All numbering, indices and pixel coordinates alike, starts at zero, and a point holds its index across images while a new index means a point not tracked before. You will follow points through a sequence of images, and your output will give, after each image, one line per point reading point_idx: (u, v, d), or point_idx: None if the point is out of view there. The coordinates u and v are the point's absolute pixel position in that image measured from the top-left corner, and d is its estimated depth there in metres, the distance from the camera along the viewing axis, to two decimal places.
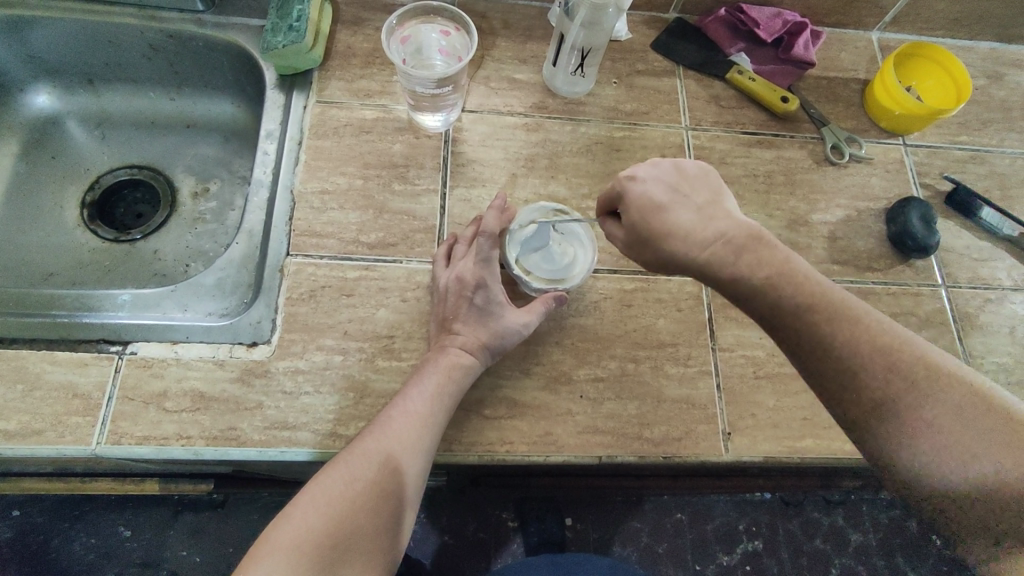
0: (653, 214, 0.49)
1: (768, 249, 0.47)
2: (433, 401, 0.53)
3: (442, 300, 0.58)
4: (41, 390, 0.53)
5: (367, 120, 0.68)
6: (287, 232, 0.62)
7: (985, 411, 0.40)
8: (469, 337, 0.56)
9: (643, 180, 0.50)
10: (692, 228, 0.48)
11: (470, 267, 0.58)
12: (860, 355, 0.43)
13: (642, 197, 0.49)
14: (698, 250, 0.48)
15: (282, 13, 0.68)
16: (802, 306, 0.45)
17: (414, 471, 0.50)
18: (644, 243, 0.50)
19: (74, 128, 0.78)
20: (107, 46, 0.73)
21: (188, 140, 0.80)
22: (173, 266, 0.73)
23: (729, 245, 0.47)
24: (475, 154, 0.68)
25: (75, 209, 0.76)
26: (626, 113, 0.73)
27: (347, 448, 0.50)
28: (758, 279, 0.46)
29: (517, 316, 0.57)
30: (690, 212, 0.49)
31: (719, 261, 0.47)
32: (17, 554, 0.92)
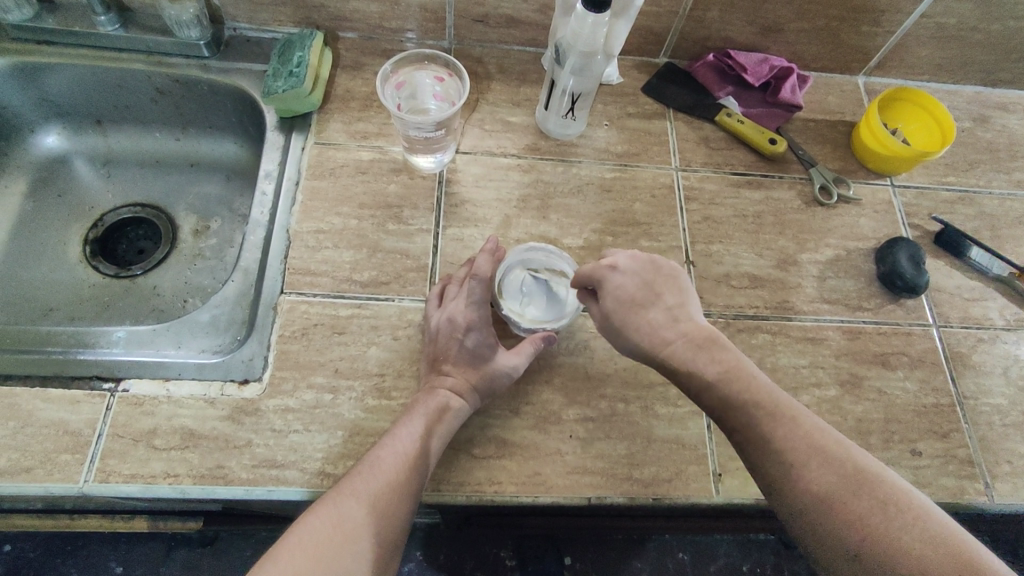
0: (628, 307, 0.54)
1: (720, 349, 0.53)
2: (420, 441, 0.53)
3: (431, 343, 0.59)
4: (32, 427, 0.54)
5: (364, 161, 0.70)
6: (281, 271, 0.63)
7: (904, 510, 0.43)
8: (458, 380, 0.56)
9: (622, 271, 0.55)
10: (659, 323, 0.54)
11: (461, 309, 0.59)
12: (798, 450, 0.47)
13: (619, 289, 0.55)
14: (662, 346, 0.53)
15: (283, 60, 0.71)
16: (743, 400, 0.50)
17: (404, 511, 0.50)
18: (617, 329, 0.55)
19: (81, 167, 0.81)
20: (116, 89, 0.76)
21: (192, 179, 0.82)
22: (172, 301, 0.74)
23: (688, 343, 0.53)
24: (468, 194, 0.70)
25: (78, 245, 0.77)
26: (617, 154, 0.74)
27: (336, 487, 0.50)
28: (708, 373, 0.51)
29: (508, 357, 0.58)
30: (660, 313, 0.54)
31: (680, 356, 0.52)
32: None
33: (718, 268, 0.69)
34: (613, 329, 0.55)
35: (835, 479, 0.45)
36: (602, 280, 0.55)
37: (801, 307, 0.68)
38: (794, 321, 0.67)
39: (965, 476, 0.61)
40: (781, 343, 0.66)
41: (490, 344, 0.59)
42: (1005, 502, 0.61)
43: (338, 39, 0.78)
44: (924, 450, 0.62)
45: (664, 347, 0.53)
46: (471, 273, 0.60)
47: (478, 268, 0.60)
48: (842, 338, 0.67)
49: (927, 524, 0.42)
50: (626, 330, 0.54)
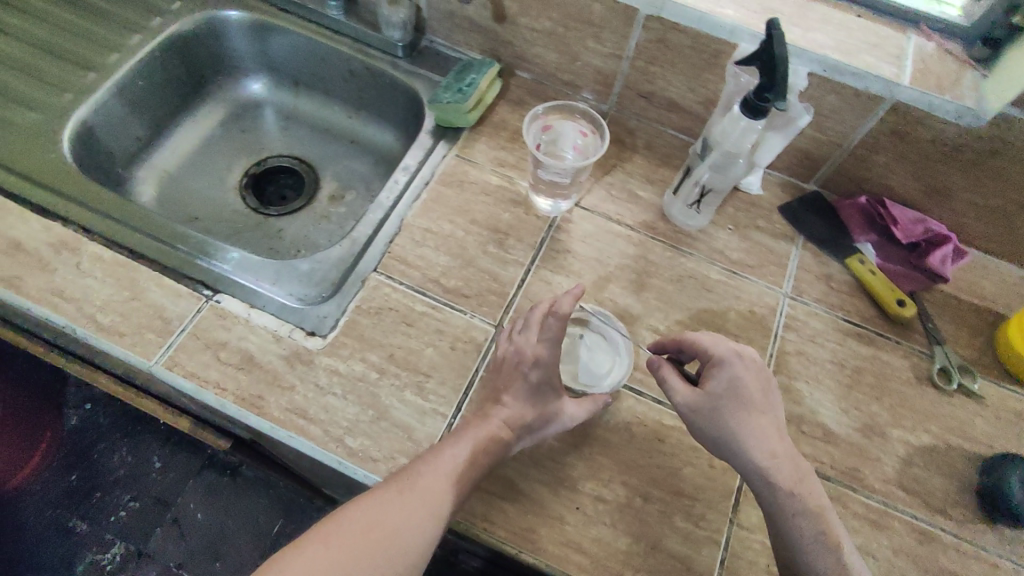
0: (744, 400, 0.54)
1: (816, 487, 0.53)
2: (462, 466, 0.53)
3: (497, 367, 0.60)
4: (139, 302, 0.62)
5: (491, 184, 0.75)
6: (382, 252, 0.68)
7: None
8: (513, 412, 0.57)
9: (748, 366, 0.56)
10: (772, 434, 0.54)
11: (531, 343, 0.59)
12: None
13: (741, 379, 0.55)
14: (767, 454, 0.53)
15: (458, 77, 0.78)
16: (825, 551, 0.50)
17: (430, 532, 0.50)
18: (720, 415, 0.54)
19: (267, 114, 0.93)
20: (320, 62, 0.88)
21: (347, 153, 0.92)
22: (287, 247, 0.83)
23: (791, 466, 0.53)
24: (571, 245, 0.71)
25: (238, 175, 0.89)
26: (730, 259, 0.73)
27: (375, 488, 0.52)
28: (804, 505, 0.51)
29: (565, 407, 0.58)
30: (770, 420, 0.55)
31: (779, 474, 0.52)
32: (73, 445, 1.23)
33: (795, 407, 0.64)
34: (711, 412, 0.54)
35: None
36: (724, 361, 0.56)
37: (872, 484, 0.61)
38: (859, 495, 0.60)
39: None
40: (836, 511, 0.59)
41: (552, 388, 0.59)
42: None
43: (512, 76, 0.84)
44: None
45: (773, 458, 0.52)
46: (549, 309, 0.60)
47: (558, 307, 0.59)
48: (908, 535, 0.59)
49: None
50: (730, 419, 0.54)
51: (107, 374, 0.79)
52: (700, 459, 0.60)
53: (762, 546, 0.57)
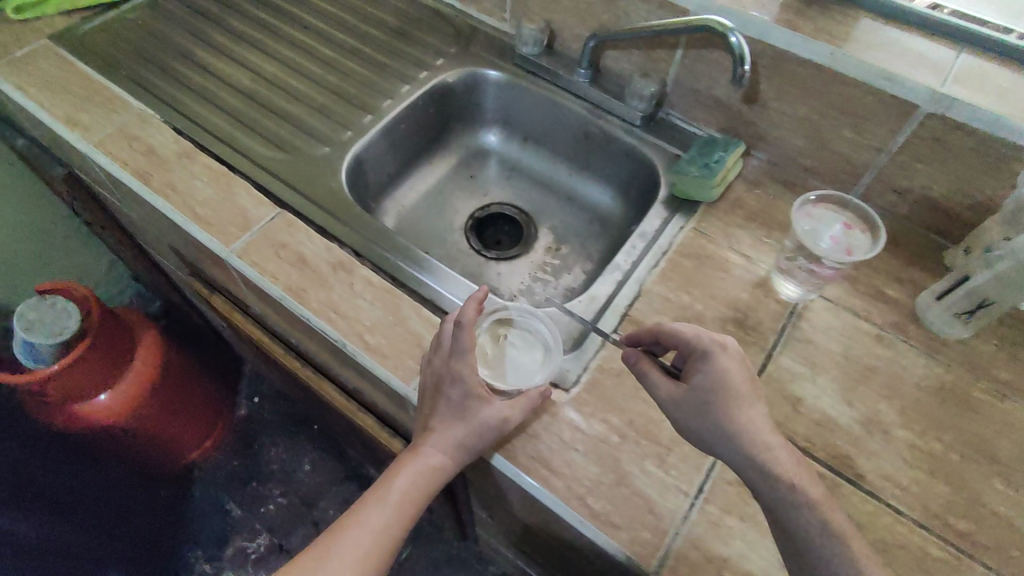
0: (734, 398, 0.53)
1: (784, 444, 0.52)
2: (395, 499, 0.61)
3: (422, 391, 0.62)
4: (401, 329, 0.66)
5: (730, 261, 0.74)
6: (621, 314, 0.69)
7: None
8: (441, 436, 0.59)
9: (733, 358, 0.55)
10: (728, 408, 0.53)
11: (446, 362, 0.60)
12: None
13: (730, 373, 0.54)
14: (763, 455, 0.51)
15: (703, 152, 0.79)
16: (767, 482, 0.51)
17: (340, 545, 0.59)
18: (704, 407, 0.54)
19: (493, 164, 1.00)
20: (556, 122, 0.93)
21: (564, 208, 0.96)
22: (505, 291, 0.87)
23: (767, 420, 0.53)
24: (815, 335, 0.68)
25: (463, 217, 0.95)
26: (997, 378, 0.66)
27: (338, 534, 0.60)
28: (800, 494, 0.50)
29: (496, 412, 0.58)
30: (757, 411, 0.53)
31: (776, 462, 0.51)
32: (246, 439, 1.54)
33: None
34: (698, 408, 0.54)
35: None
36: (709, 354, 0.55)
37: None
38: None
39: None
40: None
41: (465, 393, 0.59)
42: None
43: (749, 154, 0.84)
44: None
45: (766, 450, 0.52)
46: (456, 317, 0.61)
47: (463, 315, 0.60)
48: None
49: None
50: (733, 425, 0.52)
51: (336, 387, 0.84)
52: None
53: None
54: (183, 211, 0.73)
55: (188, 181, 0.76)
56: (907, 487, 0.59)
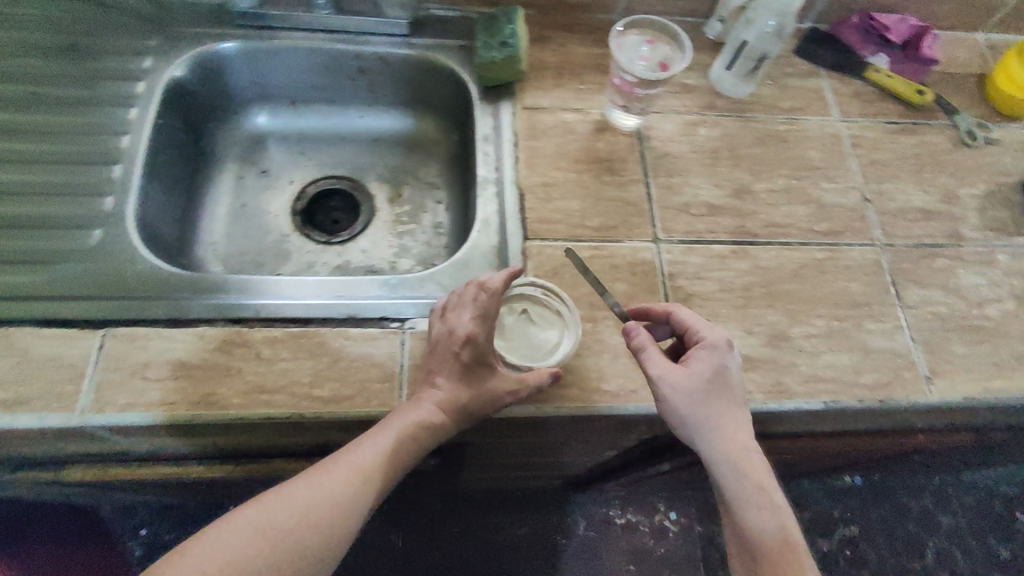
0: (717, 377, 0.58)
1: (726, 404, 0.58)
2: (378, 457, 0.55)
3: (433, 348, 0.59)
4: (345, 361, 0.60)
5: (569, 122, 0.77)
6: (521, 220, 0.70)
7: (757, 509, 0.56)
8: (448, 395, 0.56)
9: (733, 354, 0.59)
10: (725, 410, 0.58)
11: (461, 320, 0.58)
12: (761, 503, 0.56)
13: (726, 365, 0.58)
14: (729, 412, 0.58)
15: (492, 33, 0.77)
16: (720, 429, 0.57)
17: (322, 498, 0.53)
18: (697, 391, 0.57)
19: (275, 146, 0.86)
20: (320, 69, 0.83)
21: (378, 153, 0.89)
22: (383, 261, 0.81)
23: (728, 395, 0.58)
24: (664, 148, 0.77)
25: (286, 216, 0.83)
26: (785, 109, 0.82)
27: (315, 474, 0.54)
28: (734, 423, 0.57)
29: (506, 381, 0.57)
30: (732, 382, 0.58)
31: (721, 411, 0.57)
32: None
33: (892, 205, 0.77)
34: (687, 388, 0.57)
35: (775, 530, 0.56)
36: (714, 346, 0.58)
37: (970, 235, 0.76)
38: (967, 247, 0.75)
39: None
40: (959, 265, 0.74)
41: (483, 358, 0.57)
42: None
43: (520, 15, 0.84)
44: None
45: (727, 411, 0.58)
46: (481, 285, 0.60)
47: (489, 281, 0.59)
48: (1010, 260, 0.75)
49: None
50: (703, 393, 0.57)
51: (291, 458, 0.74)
52: (857, 274, 0.72)
53: (930, 314, 0.70)
54: None
55: None
56: (785, 223, 0.74)
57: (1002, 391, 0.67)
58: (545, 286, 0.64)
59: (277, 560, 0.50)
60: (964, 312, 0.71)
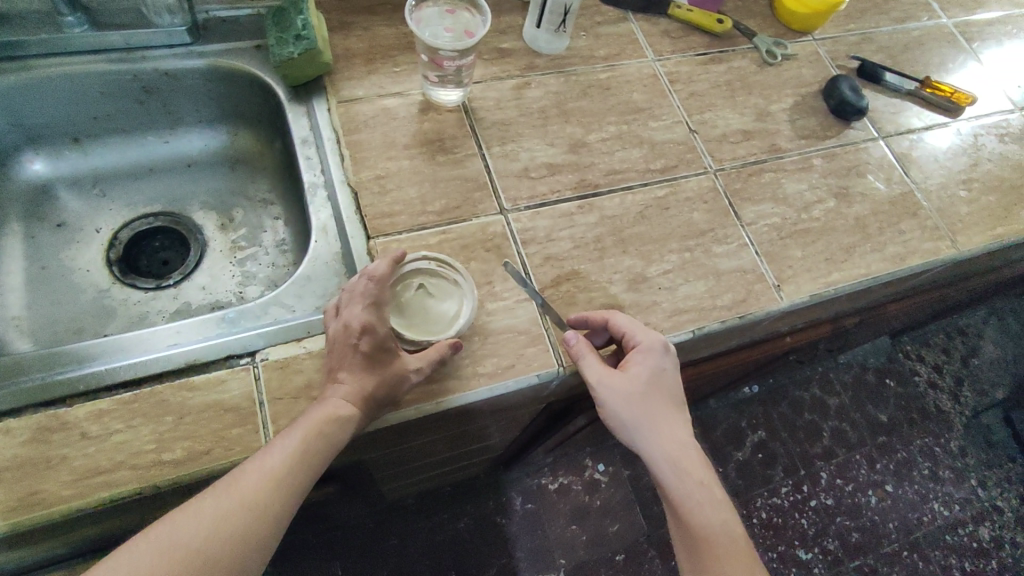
0: (656, 381, 0.60)
1: (668, 408, 0.61)
2: (293, 456, 0.50)
3: (332, 345, 0.56)
4: (191, 416, 0.54)
5: (391, 107, 0.73)
6: (359, 219, 0.66)
7: (698, 498, 0.59)
8: (353, 388, 0.53)
9: (670, 355, 0.61)
10: (664, 412, 0.60)
11: (355, 312, 0.55)
12: (702, 493, 0.59)
13: (663, 368, 0.60)
14: (668, 413, 0.61)
15: (284, 28, 0.71)
16: (661, 429, 0.59)
17: (243, 502, 0.48)
18: (636, 396, 0.59)
19: (68, 193, 0.76)
20: (98, 97, 0.72)
21: (195, 178, 0.80)
22: (226, 294, 0.75)
23: (667, 396, 0.61)
24: (494, 117, 0.75)
25: (102, 269, 0.74)
26: (602, 57, 0.83)
27: (235, 475, 0.49)
28: (674, 424, 0.60)
29: (411, 364, 0.55)
30: (670, 384, 0.61)
31: (663, 414, 0.60)
32: None
33: (716, 131, 0.81)
34: (628, 394, 0.59)
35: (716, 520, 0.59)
36: (651, 350, 0.60)
37: (787, 146, 0.82)
38: (786, 158, 0.81)
39: (935, 239, 0.79)
40: (783, 176, 0.79)
41: (387, 347, 0.55)
42: (965, 248, 0.79)
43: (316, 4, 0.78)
44: (906, 229, 0.79)
45: (671, 412, 0.61)
46: (365, 274, 0.57)
47: (375, 269, 0.57)
48: (824, 162, 0.81)
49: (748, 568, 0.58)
50: (642, 399, 0.59)
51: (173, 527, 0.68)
52: (697, 203, 0.75)
53: (766, 227, 0.75)
54: None
55: None
56: (623, 169, 0.75)
57: (837, 283, 0.73)
58: (436, 259, 0.63)
59: (184, 572, 0.44)
60: (794, 219, 0.76)
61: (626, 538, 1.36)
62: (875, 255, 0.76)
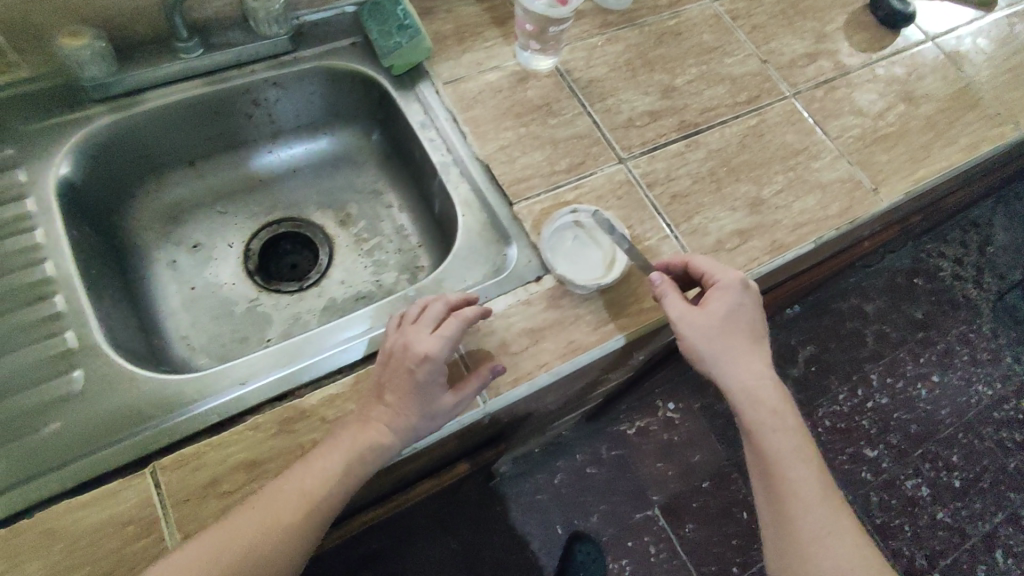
0: (733, 316, 0.60)
1: (748, 343, 0.61)
2: (347, 460, 0.52)
3: (386, 361, 0.55)
4: None
5: (494, 81, 0.76)
6: (498, 189, 0.70)
7: (777, 434, 0.60)
8: (396, 415, 0.53)
9: (749, 291, 0.61)
10: (744, 347, 0.61)
11: (418, 337, 0.54)
12: (776, 431, 0.60)
13: (743, 303, 0.61)
14: (748, 348, 0.61)
15: (381, 19, 0.74)
16: (738, 369, 0.60)
17: (297, 501, 0.50)
18: (713, 332, 0.60)
19: (195, 215, 0.79)
20: (212, 117, 0.75)
21: (306, 182, 0.84)
22: (367, 283, 0.79)
23: (746, 331, 0.61)
24: (588, 76, 0.79)
25: (245, 279, 0.78)
26: (666, 5, 0.87)
27: (296, 469, 0.52)
28: (751, 363, 0.61)
29: (453, 400, 0.54)
30: (750, 318, 0.61)
31: (742, 350, 0.61)
32: None
33: (785, 58, 0.86)
34: (705, 330, 0.60)
35: (795, 457, 0.60)
36: (729, 287, 0.61)
37: (850, 62, 0.87)
38: (853, 73, 0.86)
39: (998, 125, 0.85)
40: (854, 90, 0.85)
41: (442, 374, 0.54)
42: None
43: None
44: (971, 120, 0.85)
45: (751, 350, 0.61)
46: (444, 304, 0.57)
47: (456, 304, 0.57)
48: (885, 71, 0.87)
49: (829, 505, 0.59)
50: (719, 333, 0.60)
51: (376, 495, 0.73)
52: (786, 126, 0.80)
53: (852, 138, 0.81)
54: None
55: None
56: (714, 105, 0.80)
57: (926, 177, 0.79)
58: (588, 211, 0.68)
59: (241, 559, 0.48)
60: (875, 127, 0.82)
61: (710, 465, 1.35)
62: (951, 147, 0.82)
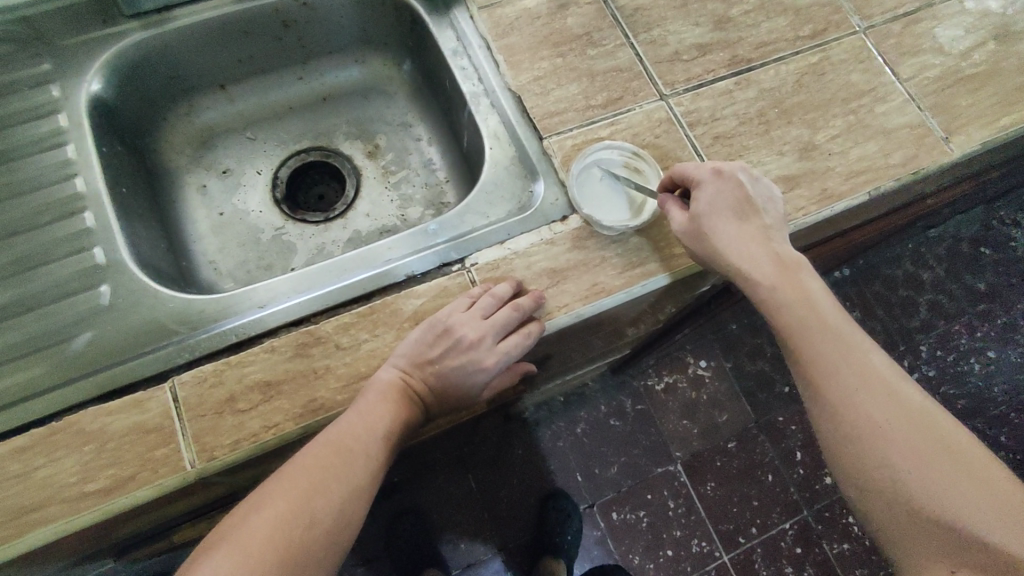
0: (723, 208, 0.57)
1: (752, 230, 0.57)
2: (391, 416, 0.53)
3: (444, 342, 0.55)
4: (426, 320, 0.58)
5: (532, 7, 0.72)
6: (529, 123, 0.67)
7: (810, 324, 0.55)
8: (438, 397, 0.58)
9: (727, 175, 0.58)
10: (747, 234, 0.57)
11: (491, 351, 0.56)
12: (808, 315, 0.55)
13: (720, 192, 0.58)
14: (752, 236, 0.57)
15: None
16: (751, 261, 0.56)
17: (349, 463, 0.51)
18: (711, 229, 0.57)
19: (226, 140, 0.79)
20: (241, 38, 0.73)
21: (335, 111, 0.82)
22: (392, 218, 0.77)
23: (744, 220, 0.57)
24: (634, 3, 0.73)
25: (271, 207, 0.77)
26: None
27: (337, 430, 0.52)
28: (763, 251, 0.57)
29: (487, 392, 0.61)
30: (743, 205, 0.57)
31: (748, 242, 0.57)
32: None
33: None
34: (703, 230, 0.57)
35: (834, 346, 0.54)
36: (703, 182, 0.58)
37: None
38: (935, 7, 0.77)
39: None
40: (934, 27, 0.76)
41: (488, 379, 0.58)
42: None
43: None
44: None
45: (755, 235, 0.57)
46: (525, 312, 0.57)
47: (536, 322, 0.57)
48: (975, 4, 0.77)
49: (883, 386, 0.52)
50: (717, 228, 0.57)
51: None
52: (851, 65, 0.73)
53: (927, 80, 0.73)
54: (84, 504, 0.50)
55: (31, 481, 0.51)
56: (771, 39, 0.73)
57: (1010, 126, 0.71)
58: (625, 151, 0.65)
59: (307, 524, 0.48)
60: (955, 68, 0.73)
61: (736, 425, 1.32)
62: None
